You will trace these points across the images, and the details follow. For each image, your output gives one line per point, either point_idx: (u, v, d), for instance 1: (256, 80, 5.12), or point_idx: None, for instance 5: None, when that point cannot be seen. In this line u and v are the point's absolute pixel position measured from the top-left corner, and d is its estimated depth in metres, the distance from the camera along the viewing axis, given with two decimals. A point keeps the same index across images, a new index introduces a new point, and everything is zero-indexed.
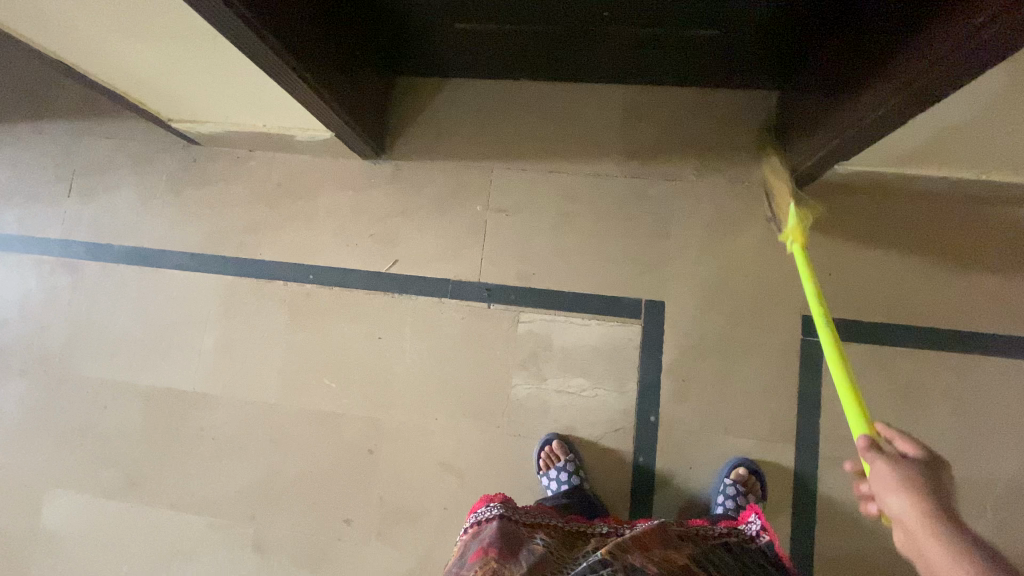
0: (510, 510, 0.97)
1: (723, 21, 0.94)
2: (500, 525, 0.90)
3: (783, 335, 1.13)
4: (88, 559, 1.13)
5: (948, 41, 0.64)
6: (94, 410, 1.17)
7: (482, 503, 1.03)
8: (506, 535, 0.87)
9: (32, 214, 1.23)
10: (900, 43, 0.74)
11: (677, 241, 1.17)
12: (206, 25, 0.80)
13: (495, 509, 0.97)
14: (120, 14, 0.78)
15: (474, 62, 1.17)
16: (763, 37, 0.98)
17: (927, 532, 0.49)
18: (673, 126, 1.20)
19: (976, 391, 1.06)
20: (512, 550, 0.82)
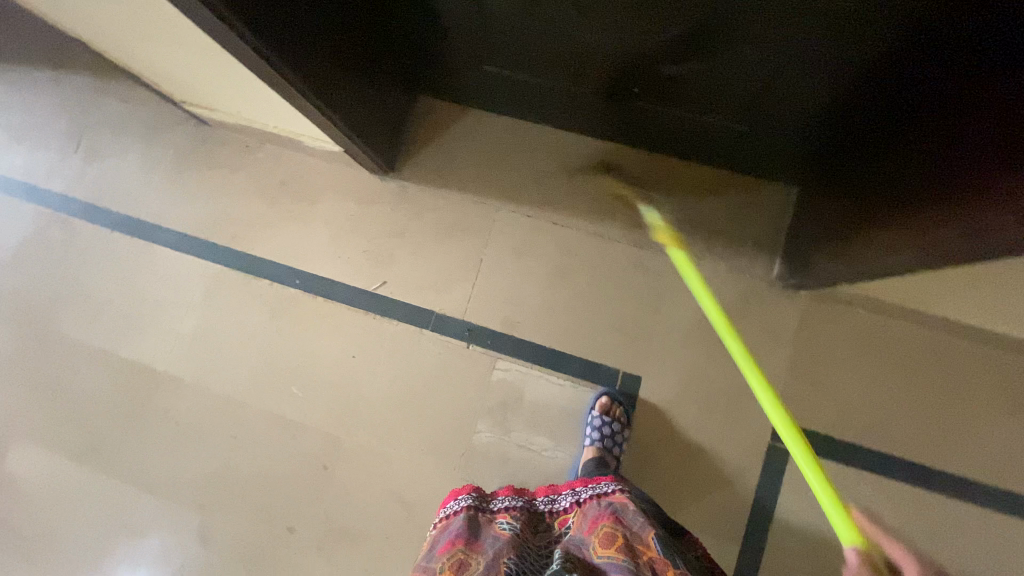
0: (483, 498, 0.87)
1: (744, 117, 0.91)
2: (469, 514, 0.82)
3: (761, 441, 1.05)
4: (36, 509, 1.16)
5: (970, 209, 0.58)
6: (67, 367, 1.20)
7: (453, 496, 0.89)
8: (476, 523, 0.81)
9: (38, 165, 1.29)
10: (923, 185, 0.68)
11: (670, 317, 1.10)
12: (207, 41, 0.75)
13: (464, 501, 0.85)
14: (132, 20, 0.75)
15: (500, 97, 1.08)
16: (792, 129, 0.90)
17: None
18: (686, 200, 1.12)
19: (954, 540, 0.99)
20: (480, 541, 0.77)
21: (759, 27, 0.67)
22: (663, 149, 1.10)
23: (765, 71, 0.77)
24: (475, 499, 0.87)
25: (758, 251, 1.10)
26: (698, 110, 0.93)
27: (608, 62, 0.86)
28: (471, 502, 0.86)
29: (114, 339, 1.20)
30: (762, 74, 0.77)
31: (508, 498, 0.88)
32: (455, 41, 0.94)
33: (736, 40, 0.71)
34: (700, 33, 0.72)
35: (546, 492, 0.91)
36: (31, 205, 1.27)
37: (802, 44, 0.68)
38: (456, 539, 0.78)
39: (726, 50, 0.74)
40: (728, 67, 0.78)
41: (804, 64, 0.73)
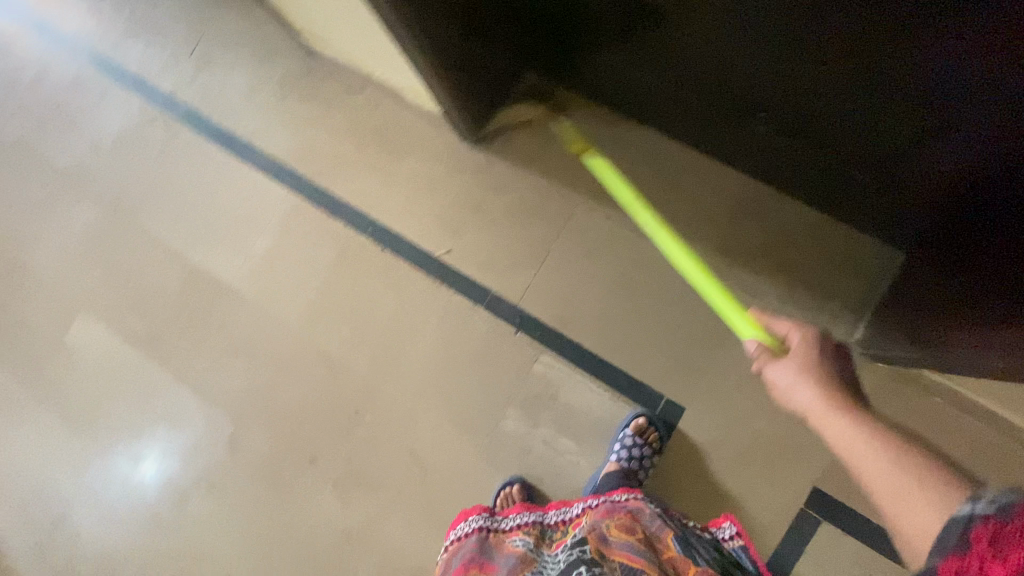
0: (493, 519, 0.98)
1: (859, 155, 0.81)
2: (481, 537, 0.93)
3: (793, 504, 1.00)
4: (91, 382, 1.24)
5: None
6: (143, 258, 1.27)
7: (461, 518, 0.99)
8: (489, 546, 0.90)
9: (153, 62, 1.34)
10: None
11: (730, 356, 1.05)
12: None
13: (476, 521, 0.97)
14: None
15: (613, 89, 1.05)
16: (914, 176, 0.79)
17: (829, 412, 0.61)
18: (779, 238, 1.05)
19: None
20: (495, 561, 0.86)
21: (919, 86, 0.62)
22: (773, 180, 1.03)
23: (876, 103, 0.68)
24: (486, 519, 0.97)
25: (842, 310, 1.02)
26: (822, 153, 0.86)
27: (742, 81, 0.81)
28: (480, 525, 0.96)
29: (189, 242, 1.26)
30: (907, 132, 0.71)
31: (519, 516, 0.98)
32: (575, 24, 0.92)
33: (887, 94, 0.66)
34: (850, 77, 0.67)
35: (557, 504, 0.99)
36: (139, 98, 1.33)
37: (964, 113, 0.62)
38: (472, 565, 0.86)
39: (874, 100, 0.68)
40: (870, 117, 0.72)
41: (959, 135, 0.66)
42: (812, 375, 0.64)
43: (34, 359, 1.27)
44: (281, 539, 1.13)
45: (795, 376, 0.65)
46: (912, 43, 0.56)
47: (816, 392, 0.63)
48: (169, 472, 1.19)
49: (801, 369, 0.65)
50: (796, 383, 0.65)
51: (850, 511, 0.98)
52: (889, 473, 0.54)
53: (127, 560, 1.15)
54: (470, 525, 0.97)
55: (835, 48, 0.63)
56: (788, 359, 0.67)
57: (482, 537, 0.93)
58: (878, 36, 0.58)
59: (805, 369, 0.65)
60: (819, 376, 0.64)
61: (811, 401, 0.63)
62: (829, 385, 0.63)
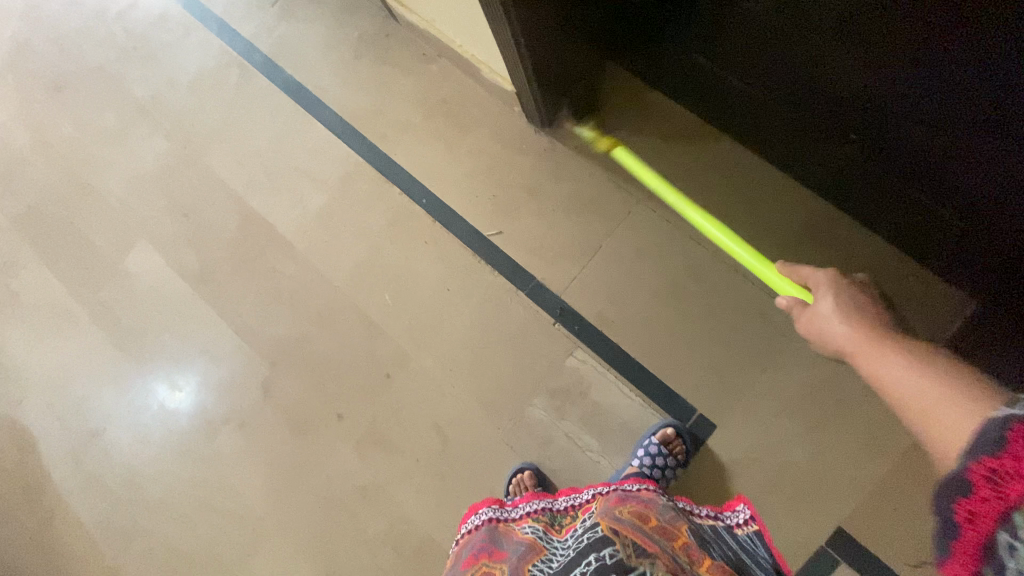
0: (502, 508, 0.95)
1: (938, 197, 0.78)
2: (491, 528, 0.90)
3: (814, 541, 0.96)
4: (141, 309, 1.30)
5: None
6: (205, 197, 1.31)
7: (466, 519, 0.97)
8: (497, 536, 0.87)
9: (238, 7, 1.36)
10: None
11: (771, 381, 1.02)
12: None
13: (484, 514, 0.95)
14: None
15: (695, 91, 1.02)
16: (992, 232, 0.76)
17: (870, 347, 0.56)
18: (842, 268, 1.00)
19: None
20: (503, 550, 0.83)
21: (1012, 109, 0.59)
22: (847, 208, 0.99)
23: (975, 142, 0.66)
24: (495, 511, 0.95)
25: None
26: (889, 182, 0.83)
27: (817, 94, 0.80)
28: (490, 514, 0.94)
29: (250, 188, 1.29)
30: (982, 171, 0.69)
31: (529, 504, 0.95)
32: (673, 18, 0.89)
33: (972, 120, 0.63)
34: (921, 94, 0.66)
35: (566, 492, 0.97)
36: (220, 41, 1.36)
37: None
38: (481, 554, 0.83)
39: (948, 125, 0.67)
40: (953, 150, 0.69)
41: None
42: (843, 310, 0.64)
43: (92, 278, 1.33)
44: (299, 485, 1.16)
45: (828, 310, 0.66)
46: (1010, 52, 0.54)
47: (848, 324, 0.62)
48: (203, 405, 1.23)
49: (837, 299, 0.66)
50: (829, 319, 0.65)
51: (875, 559, 0.94)
52: (940, 400, 0.43)
53: (155, 480, 1.21)
54: (479, 517, 0.94)
55: (923, 61, 0.62)
56: (823, 300, 0.68)
57: (490, 527, 0.90)
58: (962, 42, 0.57)
59: (837, 304, 0.66)
60: (851, 311, 0.64)
61: (844, 335, 0.61)
62: (863, 318, 0.61)
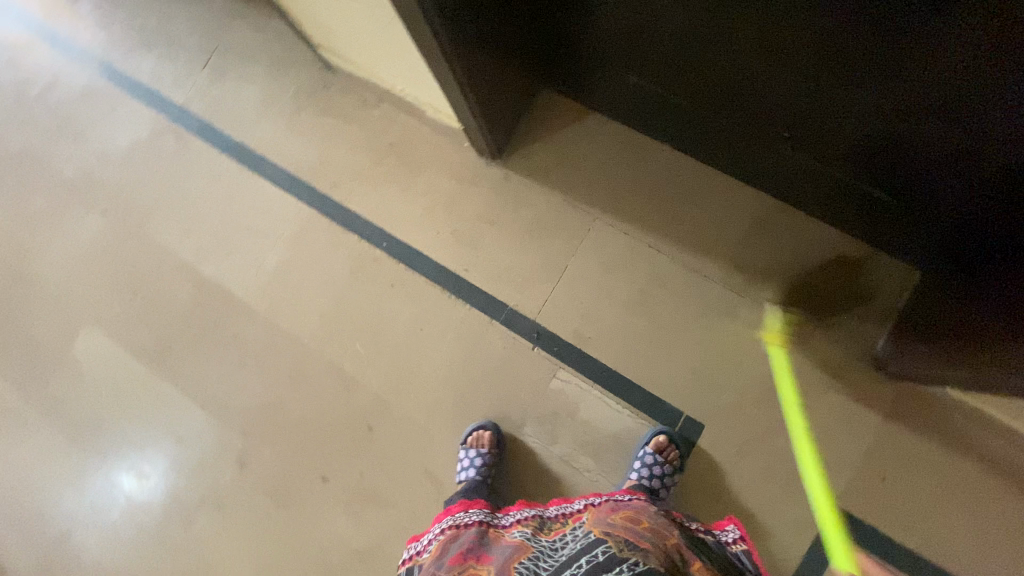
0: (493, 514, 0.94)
1: (876, 179, 0.84)
2: (480, 530, 0.87)
3: (815, 523, 0.99)
4: (94, 398, 1.21)
5: None
6: (152, 272, 1.25)
7: (445, 514, 0.95)
8: (487, 539, 0.84)
9: (165, 73, 1.33)
10: None
11: (748, 372, 1.05)
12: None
13: (474, 513, 0.93)
14: None
15: (633, 107, 1.06)
16: (930, 205, 0.82)
17: None
18: (795, 257, 1.05)
19: None
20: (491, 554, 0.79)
21: (933, 95, 0.64)
22: (789, 198, 1.04)
23: (904, 127, 0.71)
24: (485, 514, 0.92)
25: (859, 329, 1.02)
26: (828, 169, 0.89)
27: (750, 99, 0.84)
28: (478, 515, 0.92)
29: (200, 255, 1.25)
30: (910, 150, 0.75)
31: (518, 513, 0.93)
32: (602, 42, 0.93)
33: (900, 106, 0.68)
34: (847, 90, 0.71)
35: (557, 501, 0.96)
36: (150, 110, 1.32)
37: (971, 124, 0.65)
38: (469, 554, 0.80)
39: (875, 113, 0.72)
40: (884, 134, 0.75)
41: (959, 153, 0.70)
42: None
43: (36, 374, 1.23)
44: (291, 557, 1.10)
45: None
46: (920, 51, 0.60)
47: None
48: (175, 490, 1.16)
49: None
50: None
51: (872, 530, 0.97)
52: None
53: None
54: (465, 517, 0.92)
55: (844, 60, 0.67)
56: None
57: (478, 529, 0.88)
58: (876, 43, 0.62)
59: None
60: None
61: None
62: None
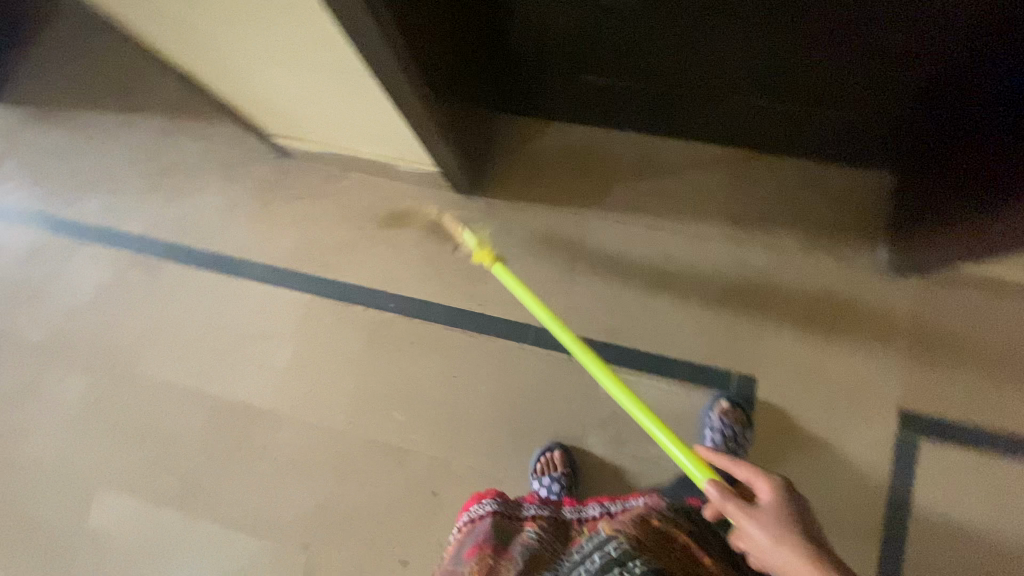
0: (507, 502, 0.88)
1: (834, 101, 0.91)
2: (496, 520, 0.81)
3: (889, 434, 1.01)
4: (128, 565, 1.10)
5: None
6: (156, 411, 1.17)
7: (466, 508, 0.89)
8: (505, 532, 0.79)
9: (114, 207, 1.28)
10: None
11: (778, 314, 1.07)
12: (357, 66, 0.77)
13: (488, 504, 0.87)
14: (278, 49, 0.78)
15: (590, 106, 1.10)
16: (890, 108, 0.89)
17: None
18: (780, 197, 1.11)
19: None
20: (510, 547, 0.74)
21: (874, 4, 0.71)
22: (756, 146, 1.10)
23: (851, 45, 0.78)
24: (501, 505, 0.87)
25: (860, 242, 1.07)
26: (786, 107, 0.95)
27: (699, 66, 0.90)
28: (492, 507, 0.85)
29: (203, 377, 1.18)
30: (859, 65, 0.81)
31: (534, 507, 0.89)
32: (549, 54, 0.97)
33: (844, 24, 0.75)
34: (791, 29, 0.78)
35: (572, 504, 0.94)
36: (108, 248, 1.26)
37: (914, 17, 0.72)
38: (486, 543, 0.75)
39: (820, 41, 0.79)
40: (834, 58, 0.81)
41: (907, 50, 0.77)
42: (784, 534, 0.61)
43: (55, 563, 1.11)
44: None
45: (768, 538, 0.61)
46: None
47: (791, 550, 0.59)
48: None
49: (765, 522, 0.62)
50: (770, 546, 0.61)
51: (939, 421, 1.01)
52: None
53: None
54: (481, 509, 0.85)
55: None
56: (759, 517, 0.63)
57: (494, 519, 0.83)
58: None
59: (772, 526, 0.61)
60: (786, 532, 0.61)
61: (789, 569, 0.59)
62: (797, 538, 0.60)
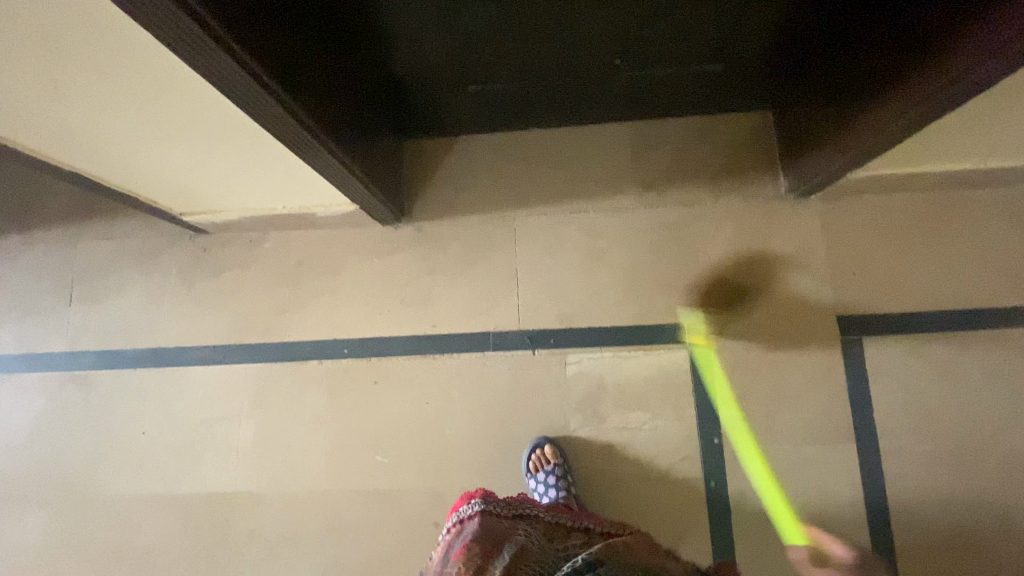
0: (497, 500, 0.82)
1: (706, 54, 0.98)
2: (485, 519, 0.76)
3: (835, 341, 1.09)
4: None
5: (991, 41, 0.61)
6: (127, 529, 1.11)
7: (455, 510, 0.85)
8: (493, 529, 0.74)
9: (28, 332, 1.20)
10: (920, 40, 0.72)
11: (709, 260, 1.14)
12: (249, 123, 0.77)
13: (477, 503, 0.82)
14: (163, 127, 0.77)
15: (488, 112, 1.14)
16: (756, 47, 0.96)
17: None
18: (682, 154, 1.18)
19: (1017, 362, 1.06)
20: (497, 546, 0.69)
21: None
22: (648, 113, 1.17)
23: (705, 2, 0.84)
24: (488, 501, 0.81)
25: (762, 176, 1.16)
26: (667, 69, 1.02)
27: (578, 50, 0.95)
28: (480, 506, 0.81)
29: (169, 479, 1.12)
30: (718, 15, 0.88)
31: (527, 505, 0.82)
32: (435, 71, 1.00)
33: None
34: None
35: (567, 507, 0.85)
36: (32, 375, 1.19)
37: None
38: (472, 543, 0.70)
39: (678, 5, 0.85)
40: (694, 15, 0.88)
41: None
42: None
43: None
44: None
45: None
46: None
47: None
48: None
49: None
50: None
51: (872, 317, 1.10)
52: None
53: None
54: (469, 510, 0.81)
55: None
56: None
57: (483, 516, 0.77)
58: None
59: None
60: None
61: None
62: None
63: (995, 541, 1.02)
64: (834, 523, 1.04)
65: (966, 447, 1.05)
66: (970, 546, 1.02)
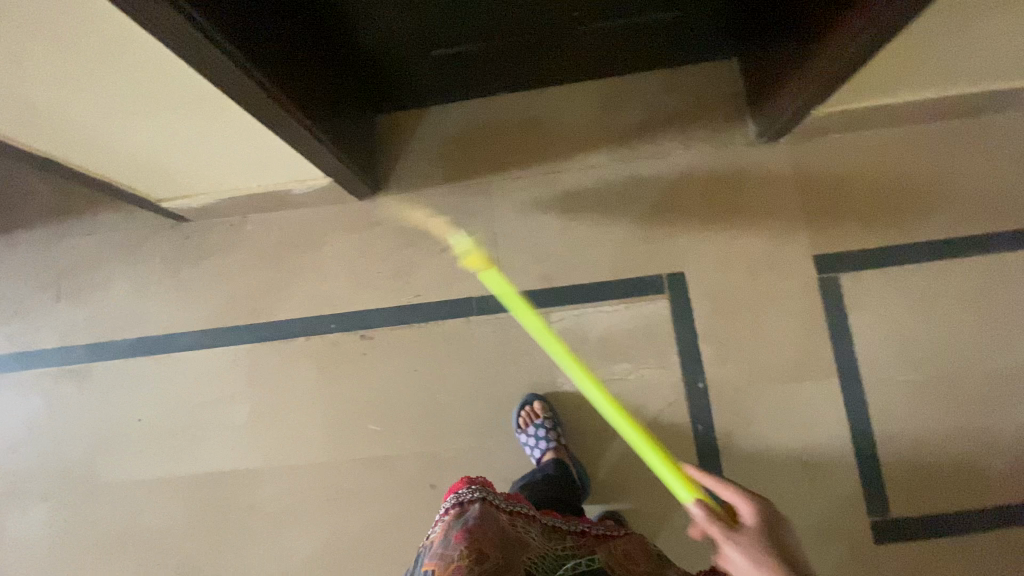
0: (494, 492, 0.82)
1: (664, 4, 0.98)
2: (485, 509, 0.77)
3: (812, 281, 1.11)
4: None
5: None
6: (131, 513, 1.13)
7: (452, 492, 0.83)
8: (493, 522, 0.75)
9: (20, 330, 1.22)
10: None
11: (684, 210, 1.15)
12: (214, 95, 0.78)
13: (476, 490, 0.81)
14: (130, 104, 0.78)
15: (456, 79, 1.15)
16: None
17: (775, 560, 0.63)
18: (651, 109, 1.19)
19: (990, 288, 1.08)
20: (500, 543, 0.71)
21: None
22: (616, 70, 1.18)
23: None
24: (487, 491, 0.81)
25: (732, 125, 1.17)
26: (628, 22, 1.02)
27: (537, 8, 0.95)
28: (482, 492, 0.80)
29: (168, 462, 1.14)
30: None
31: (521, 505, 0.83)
32: (399, 41, 1.01)
33: None
34: None
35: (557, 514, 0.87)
36: (27, 372, 1.20)
37: None
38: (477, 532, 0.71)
39: None
40: None
41: None
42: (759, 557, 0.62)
43: None
44: None
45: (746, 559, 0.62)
46: None
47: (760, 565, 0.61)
48: None
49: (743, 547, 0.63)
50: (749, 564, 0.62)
51: (847, 254, 1.11)
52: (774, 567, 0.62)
53: None
54: (470, 493, 0.80)
55: None
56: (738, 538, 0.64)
57: (482, 505, 0.77)
58: None
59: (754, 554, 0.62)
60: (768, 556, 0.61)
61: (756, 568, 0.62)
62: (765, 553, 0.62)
63: (978, 464, 1.04)
64: (822, 455, 1.06)
65: (946, 375, 1.07)
66: (953, 470, 1.04)
